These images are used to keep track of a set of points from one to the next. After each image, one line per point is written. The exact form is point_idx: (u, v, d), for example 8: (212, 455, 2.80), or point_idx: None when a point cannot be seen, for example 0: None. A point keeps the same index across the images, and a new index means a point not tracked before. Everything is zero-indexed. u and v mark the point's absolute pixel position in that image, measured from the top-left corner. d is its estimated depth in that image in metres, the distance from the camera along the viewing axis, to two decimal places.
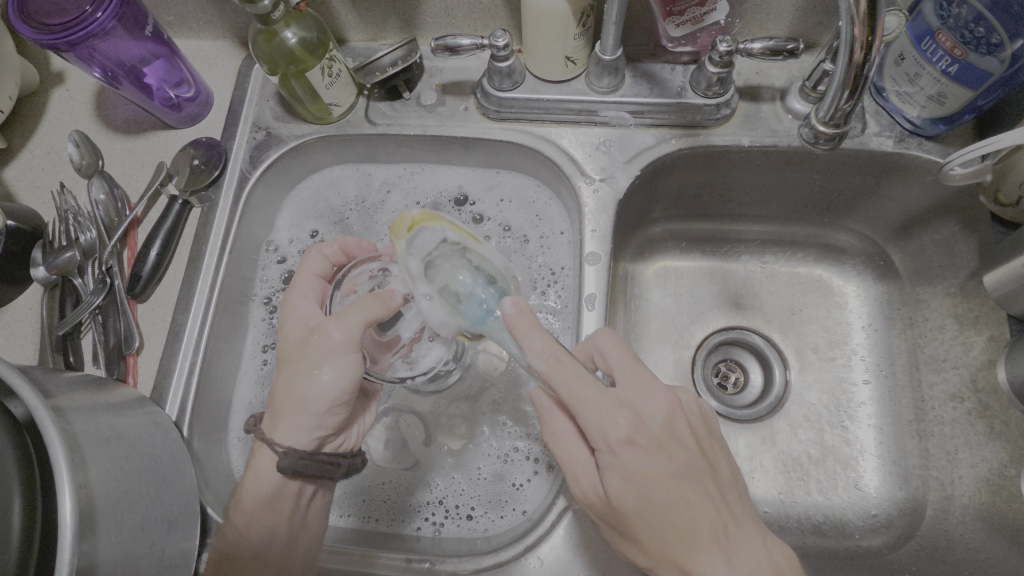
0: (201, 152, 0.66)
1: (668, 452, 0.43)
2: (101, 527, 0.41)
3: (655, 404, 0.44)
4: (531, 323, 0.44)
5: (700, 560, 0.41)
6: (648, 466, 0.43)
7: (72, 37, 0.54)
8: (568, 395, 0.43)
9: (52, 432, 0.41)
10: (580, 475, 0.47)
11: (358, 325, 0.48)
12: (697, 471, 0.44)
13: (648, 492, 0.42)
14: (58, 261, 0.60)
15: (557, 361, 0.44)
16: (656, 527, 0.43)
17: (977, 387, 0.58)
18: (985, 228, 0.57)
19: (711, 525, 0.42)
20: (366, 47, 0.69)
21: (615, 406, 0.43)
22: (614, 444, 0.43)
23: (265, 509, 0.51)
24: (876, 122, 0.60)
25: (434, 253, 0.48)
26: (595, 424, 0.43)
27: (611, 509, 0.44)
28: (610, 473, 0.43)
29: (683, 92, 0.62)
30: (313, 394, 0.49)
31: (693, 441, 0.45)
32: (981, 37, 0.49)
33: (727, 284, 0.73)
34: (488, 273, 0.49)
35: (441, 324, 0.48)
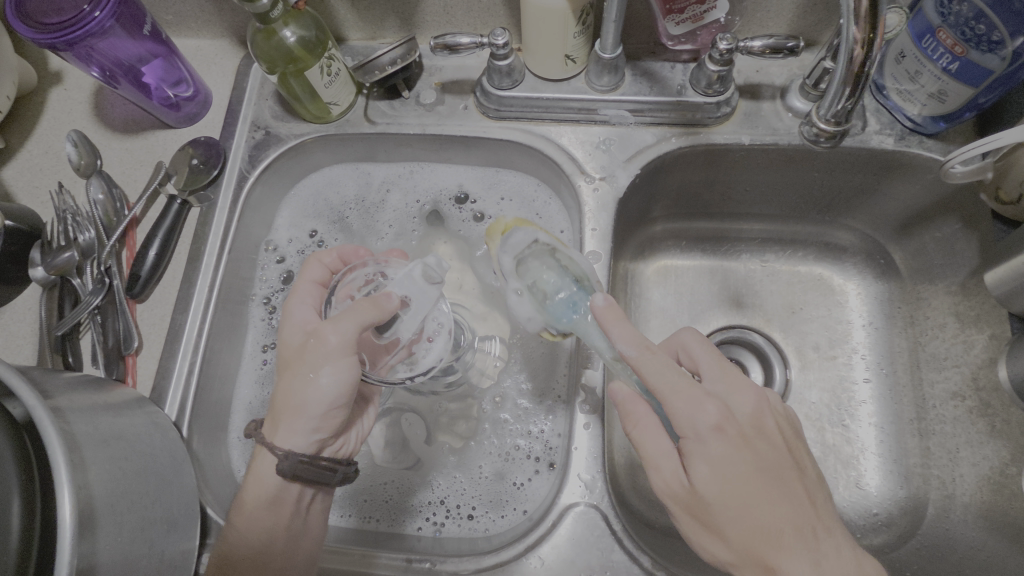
0: (200, 152, 0.65)
1: (757, 446, 0.43)
2: (100, 527, 0.41)
3: (744, 400, 0.45)
4: (619, 316, 0.46)
5: (787, 558, 0.41)
6: (737, 457, 0.42)
7: (70, 36, 0.54)
8: (656, 381, 0.44)
9: (51, 432, 0.40)
10: (663, 466, 0.45)
11: (354, 328, 0.48)
12: (785, 469, 0.44)
13: (738, 484, 0.42)
14: (56, 261, 0.60)
15: (647, 349, 0.45)
16: (743, 521, 0.42)
17: (978, 385, 0.58)
18: (986, 226, 0.57)
19: (798, 523, 0.42)
20: (365, 46, 0.69)
21: (704, 396, 0.44)
22: (704, 431, 0.43)
23: (268, 509, 0.51)
24: (876, 119, 0.60)
25: (525, 252, 0.53)
26: (684, 411, 0.43)
27: (696, 501, 0.43)
28: (697, 461, 0.43)
29: (683, 90, 0.61)
30: (313, 396, 0.49)
31: (779, 439, 0.45)
32: (982, 35, 0.49)
33: (728, 283, 0.73)
34: (575, 274, 0.53)
35: (529, 320, 0.52)
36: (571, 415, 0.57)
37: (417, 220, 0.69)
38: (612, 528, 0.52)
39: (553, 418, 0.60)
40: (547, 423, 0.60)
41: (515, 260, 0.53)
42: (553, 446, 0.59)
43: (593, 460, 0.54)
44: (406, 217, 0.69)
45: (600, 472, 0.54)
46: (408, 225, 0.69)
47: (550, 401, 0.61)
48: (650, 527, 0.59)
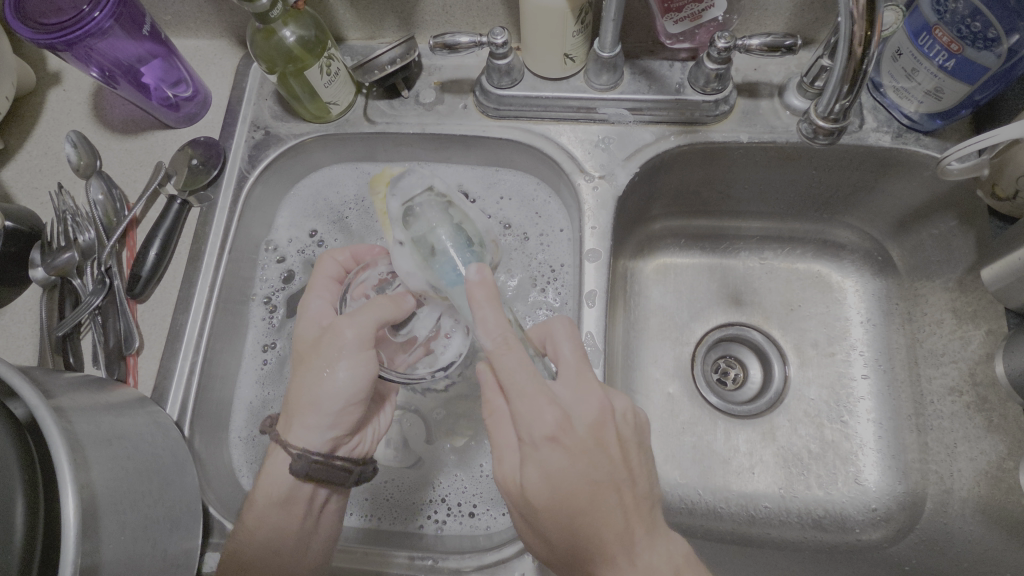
0: (199, 152, 0.65)
1: (591, 456, 0.43)
2: (103, 526, 0.41)
3: (587, 408, 0.44)
4: (490, 296, 0.44)
5: (604, 560, 0.43)
6: (568, 466, 0.43)
7: (69, 36, 0.54)
8: (506, 381, 0.43)
9: (55, 432, 0.41)
10: (506, 458, 0.46)
11: (368, 324, 0.49)
12: (618, 478, 0.44)
13: (567, 494, 0.43)
14: (57, 262, 0.60)
15: (504, 345, 0.43)
16: (567, 524, 0.43)
17: (975, 380, 0.58)
18: (983, 222, 0.57)
19: (617, 530, 0.43)
20: (364, 45, 0.69)
21: (547, 404, 0.43)
22: (538, 440, 0.43)
23: (277, 508, 0.51)
24: (873, 117, 0.60)
25: (417, 199, 0.51)
26: (525, 418, 0.43)
27: (526, 502, 0.44)
28: (530, 466, 0.44)
29: (681, 88, 0.62)
30: (327, 392, 0.49)
31: (618, 449, 0.45)
32: (978, 32, 0.50)
33: (727, 281, 0.73)
34: (467, 234, 0.50)
35: (409, 272, 0.50)
36: None
37: None
38: None
39: None
40: None
41: (406, 207, 0.51)
42: None
43: None
44: None
45: None
46: None
47: None
48: None
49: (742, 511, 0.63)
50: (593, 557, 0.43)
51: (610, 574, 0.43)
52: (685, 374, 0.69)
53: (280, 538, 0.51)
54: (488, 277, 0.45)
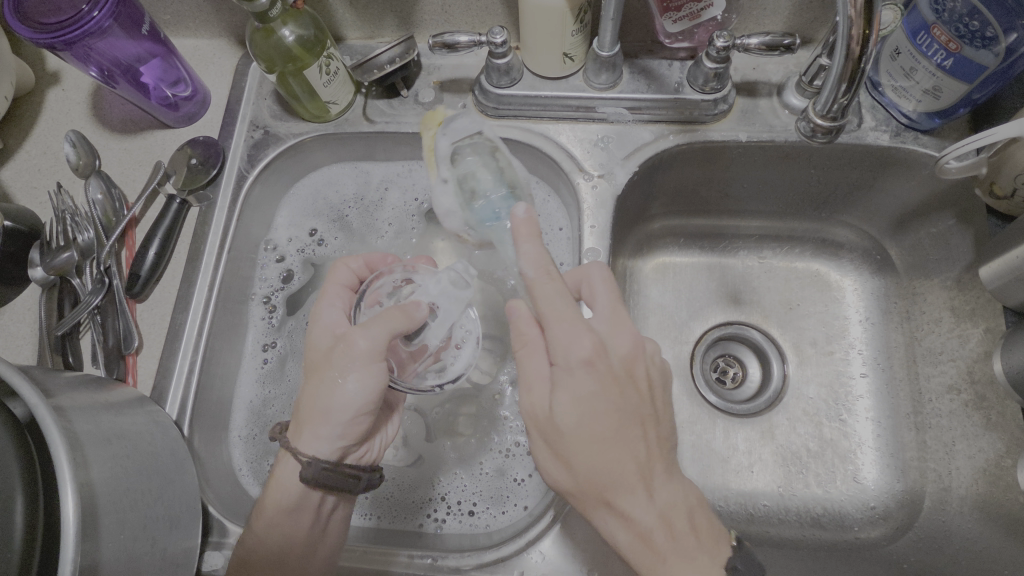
0: (198, 151, 0.65)
1: (622, 386, 0.44)
2: (103, 526, 0.41)
3: (622, 342, 0.46)
4: (532, 232, 0.47)
5: (624, 492, 0.44)
6: (601, 392, 0.44)
7: (68, 35, 0.54)
8: (545, 307, 0.45)
9: (54, 430, 0.41)
10: (534, 387, 0.46)
11: (380, 335, 0.48)
12: (644, 413, 0.45)
13: (594, 420, 0.44)
14: (56, 261, 0.60)
15: (544, 273, 0.46)
16: (590, 451, 0.44)
17: (974, 378, 0.58)
18: (981, 221, 0.58)
19: (640, 461, 0.44)
20: (364, 45, 0.69)
21: (584, 330, 0.44)
22: (574, 362, 0.44)
23: (286, 516, 0.51)
24: (872, 116, 0.60)
25: (465, 144, 0.54)
26: (561, 341, 0.44)
27: (553, 427, 0.45)
28: (562, 390, 0.44)
29: (680, 87, 0.62)
30: (337, 402, 0.49)
31: (647, 385, 0.46)
32: (976, 31, 0.50)
33: (726, 280, 0.73)
34: (508, 179, 0.53)
35: (448, 212, 0.54)
36: None
37: (417, 219, 0.69)
38: None
39: None
40: None
41: (454, 148, 0.54)
42: None
43: None
44: (406, 215, 0.69)
45: None
46: (408, 223, 0.69)
47: None
48: None
49: (741, 510, 0.63)
50: (612, 489, 0.44)
51: (627, 505, 0.44)
52: (683, 372, 0.69)
53: (288, 546, 0.51)
54: (532, 217, 0.48)
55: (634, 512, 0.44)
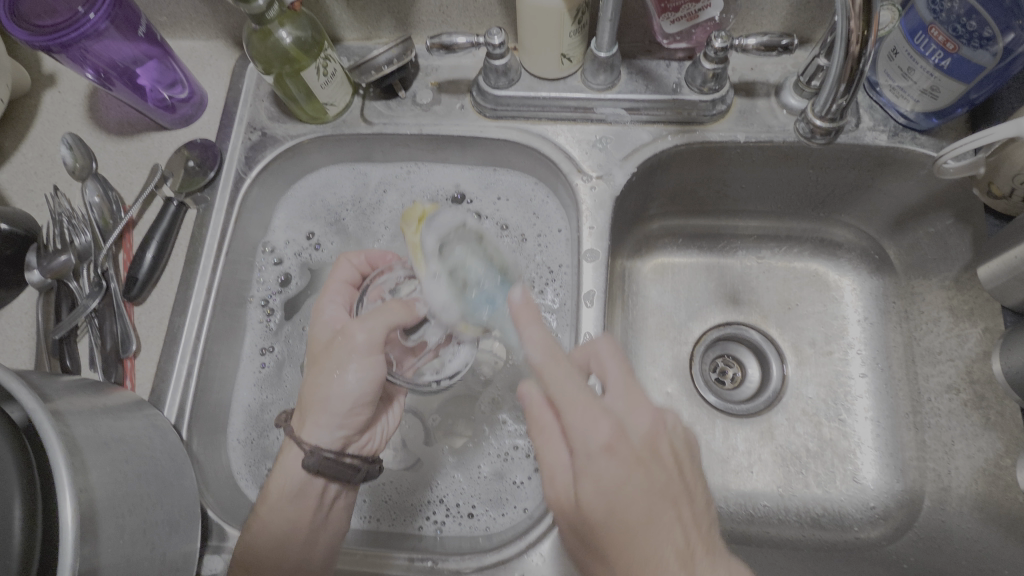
0: (196, 153, 0.65)
1: (648, 468, 0.41)
2: (102, 530, 0.41)
3: (640, 419, 0.43)
4: (532, 316, 0.46)
5: None
6: (626, 477, 0.40)
7: (64, 37, 0.54)
8: (557, 392, 0.42)
9: (52, 436, 0.40)
10: (557, 477, 0.44)
11: (379, 328, 0.50)
12: (676, 493, 0.41)
13: (626, 509, 0.40)
14: (53, 264, 0.60)
15: (550, 356, 0.43)
16: (626, 548, 0.39)
17: (973, 378, 0.58)
18: (979, 221, 0.58)
19: (678, 550, 0.39)
20: (361, 46, 0.69)
21: (600, 413, 0.41)
22: (594, 450, 0.41)
23: (289, 504, 0.51)
24: (869, 116, 0.60)
25: (450, 236, 0.54)
26: (577, 427, 0.41)
27: (581, 519, 0.42)
28: (584, 479, 0.41)
29: (678, 88, 0.62)
30: (337, 394, 0.50)
31: (673, 462, 0.43)
32: (973, 31, 0.50)
33: (725, 280, 0.73)
34: (497, 265, 0.53)
35: (442, 306, 0.52)
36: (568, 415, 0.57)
37: None
38: None
39: None
40: None
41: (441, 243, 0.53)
42: None
43: None
44: None
45: None
46: None
47: None
48: None
49: (741, 510, 0.63)
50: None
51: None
52: (682, 373, 0.69)
53: (292, 532, 0.51)
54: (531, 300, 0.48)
55: None
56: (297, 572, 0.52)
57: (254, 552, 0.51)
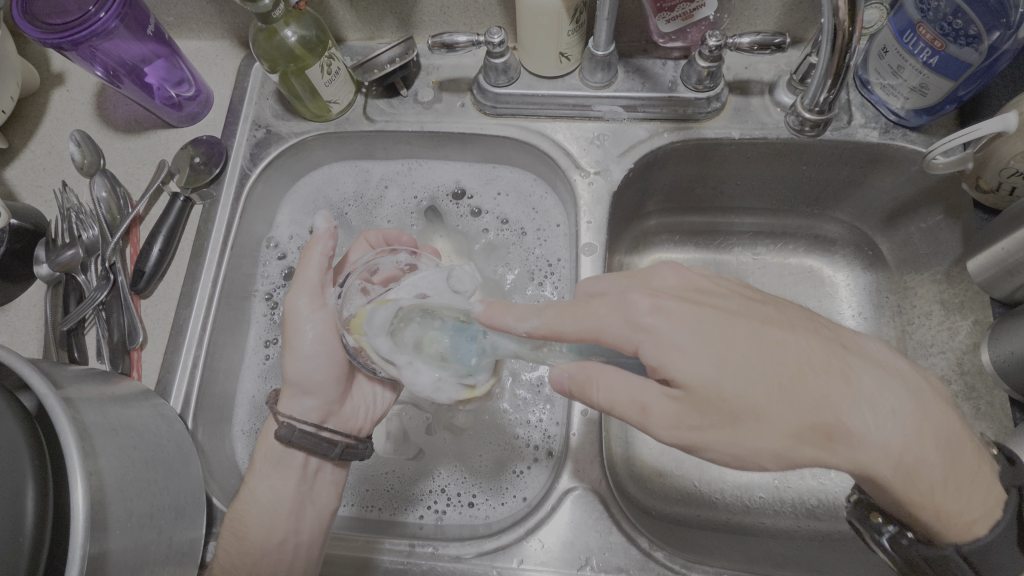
0: (201, 150, 0.66)
1: (705, 302, 0.40)
2: (111, 514, 0.42)
3: (666, 280, 0.43)
4: (505, 305, 0.43)
5: (826, 395, 0.36)
6: (698, 320, 0.38)
7: (75, 36, 0.55)
8: (577, 325, 0.40)
9: (62, 418, 0.42)
10: (652, 404, 0.38)
11: (309, 287, 0.55)
12: (756, 308, 0.40)
13: (733, 353, 0.37)
14: (61, 259, 0.60)
15: (547, 308, 0.42)
16: (768, 387, 0.36)
17: (963, 370, 0.59)
18: (968, 215, 0.59)
19: (811, 352, 0.37)
20: (364, 46, 0.70)
21: (625, 295, 0.40)
22: (647, 321, 0.39)
23: (275, 470, 0.55)
24: (861, 114, 0.62)
25: (395, 322, 0.49)
26: (617, 319, 0.39)
27: (706, 408, 0.37)
28: (671, 355, 0.37)
29: (674, 86, 0.63)
30: (295, 362, 0.54)
31: (723, 289, 0.42)
32: (960, 29, 0.51)
33: (721, 275, 0.74)
34: (456, 314, 0.49)
35: (436, 386, 0.47)
36: (570, 401, 0.58)
37: (416, 216, 0.71)
38: (609, 512, 0.53)
39: (552, 407, 0.62)
40: (545, 412, 0.62)
41: (388, 335, 0.48)
42: (551, 435, 0.61)
43: (592, 445, 0.55)
44: (405, 212, 0.71)
45: (596, 457, 0.55)
46: (407, 221, 0.71)
47: (547, 389, 0.63)
48: (647, 513, 0.61)
49: (736, 501, 0.64)
50: (829, 410, 0.36)
51: (854, 387, 0.36)
52: None
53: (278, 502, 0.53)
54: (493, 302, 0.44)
55: (860, 403, 0.36)
56: (284, 545, 0.53)
57: (242, 519, 0.53)
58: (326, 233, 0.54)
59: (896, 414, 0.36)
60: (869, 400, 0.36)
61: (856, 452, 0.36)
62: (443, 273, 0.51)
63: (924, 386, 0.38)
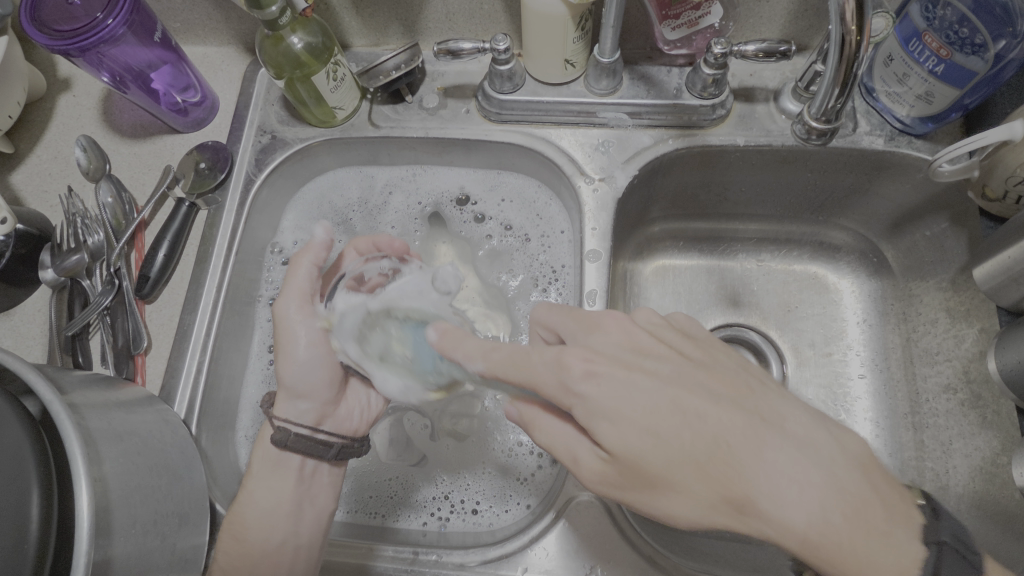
0: (207, 156, 0.67)
1: (641, 367, 0.41)
2: (115, 520, 0.42)
3: (607, 337, 0.43)
4: (458, 334, 0.46)
5: (740, 472, 0.36)
6: (626, 386, 0.39)
7: (83, 42, 0.55)
8: (513, 370, 0.43)
9: (68, 424, 0.42)
10: (581, 456, 0.42)
11: (297, 293, 0.55)
12: (688, 375, 0.40)
13: (653, 422, 0.38)
14: (66, 264, 0.61)
15: (490, 351, 0.44)
16: (682, 458, 0.37)
17: (969, 378, 0.59)
18: (974, 223, 0.59)
19: (736, 424, 0.37)
20: (369, 52, 0.70)
21: (561, 352, 0.41)
22: (575, 384, 0.40)
23: (272, 471, 0.55)
24: (866, 121, 0.62)
25: (364, 327, 0.53)
26: (550, 379, 0.41)
27: (625, 471, 0.39)
28: (594, 421, 0.39)
29: (679, 93, 0.63)
30: (289, 368, 0.55)
31: (666, 350, 0.42)
32: (965, 38, 0.51)
33: (725, 282, 0.74)
34: (417, 319, 0.52)
35: (403, 391, 0.52)
36: None
37: (420, 222, 0.71)
38: (614, 519, 0.52)
39: None
40: None
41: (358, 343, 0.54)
42: None
43: None
44: (410, 218, 0.71)
45: None
46: (411, 227, 0.71)
47: None
48: None
49: None
50: (742, 484, 0.36)
51: (768, 464, 0.36)
52: None
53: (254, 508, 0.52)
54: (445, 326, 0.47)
55: (773, 481, 0.35)
56: (282, 549, 0.53)
57: (241, 521, 0.53)
58: (323, 243, 0.56)
59: (816, 495, 0.35)
60: (784, 477, 0.35)
61: (769, 529, 0.36)
62: (427, 275, 0.56)
63: (856, 467, 0.37)
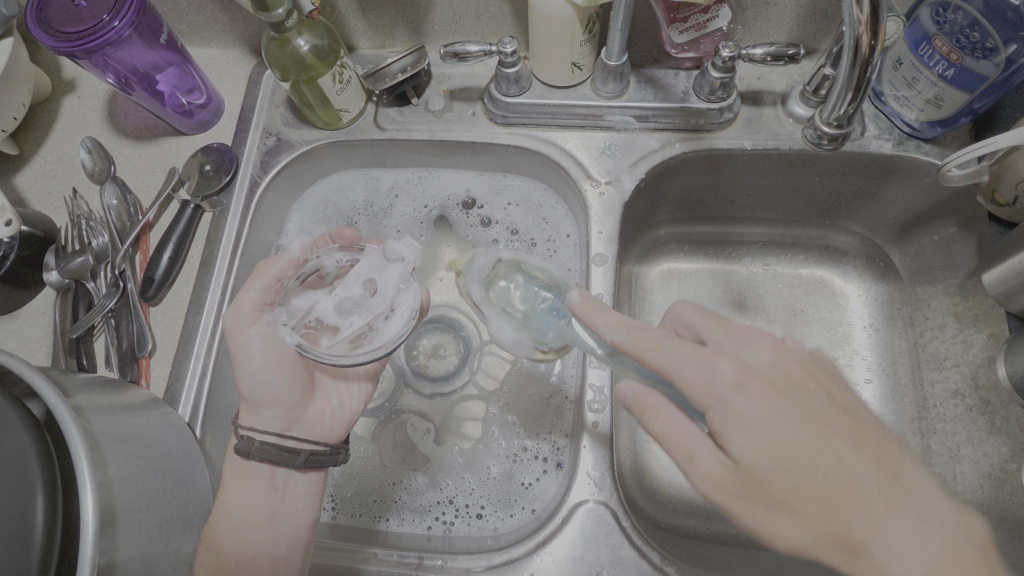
0: (212, 158, 0.67)
1: (791, 394, 0.39)
2: (120, 524, 0.41)
3: (758, 352, 0.41)
4: (599, 307, 0.44)
5: (864, 521, 0.37)
6: (773, 408, 0.38)
7: (89, 44, 0.55)
8: (659, 363, 0.40)
9: (73, 428, 0.41)
10: (698, 456, 0.39)
11: (248, 301, 0.51)
12: (833, 416, 0.39)
13: (795, 449, 0.37)
14: (71, 265, 0.61)
15: (636, 330, 0.41)
16: (812, 490, 0.37)
17: (977, 384, 0.59)
18: (983, 228, 0.58)
19: (874, 475, 0.38)
20: (375, 55, 0.70)
21: (713, 358, 0.39)
22: (724, 393, 0.38)
23: (246, 480, 0.52)
24: (875, 125, 0.61)
25: (491, 274, 0.50)
26: (696, 380, 0.39)
27: (745, 481, 0.37)
28: (731, 431, 0.38)
29: (686, 96, 0.63)
30: (246, 378, 0.51)
31: (817, 383, 0.40)
32: (976, 42, 0.50)
33: (731, 285, 0.73)
34: (548, 281, 0.51)
35: (514, 343, 0.49)
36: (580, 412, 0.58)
37: (425, 225, 0.71)
38: (620, 524, 0.52)
39: (561, 418, 0.62)
40: (555, 423, 0.62)
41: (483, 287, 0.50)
42: (561, 447, 0.60)
43: (603, 458, 0.55)
44: (414, 221, 0.71)
45: (607, 470, 0.54)
46: (415, 230, 0.70)
47: (556, 401, 0.62)
48: (657, 527, 0.60)
49: None
50: (865, 531, 0.37)
51: (891, 525, 0.37)
52: None
53: (254, 512, 0.51)
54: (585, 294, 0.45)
55: (889, 538, 0.37)
56: (258, 559, 0.50)
57: (214, 531, 0.50)
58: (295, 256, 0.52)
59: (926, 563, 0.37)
60: (900, 541, 0.37)
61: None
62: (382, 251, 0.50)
63: (970, 546, 0.38)
